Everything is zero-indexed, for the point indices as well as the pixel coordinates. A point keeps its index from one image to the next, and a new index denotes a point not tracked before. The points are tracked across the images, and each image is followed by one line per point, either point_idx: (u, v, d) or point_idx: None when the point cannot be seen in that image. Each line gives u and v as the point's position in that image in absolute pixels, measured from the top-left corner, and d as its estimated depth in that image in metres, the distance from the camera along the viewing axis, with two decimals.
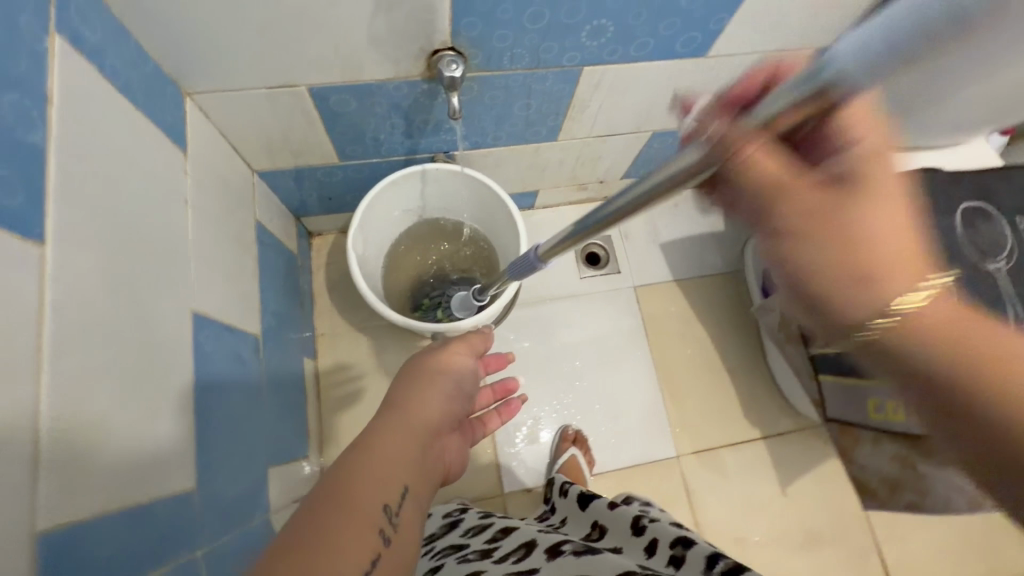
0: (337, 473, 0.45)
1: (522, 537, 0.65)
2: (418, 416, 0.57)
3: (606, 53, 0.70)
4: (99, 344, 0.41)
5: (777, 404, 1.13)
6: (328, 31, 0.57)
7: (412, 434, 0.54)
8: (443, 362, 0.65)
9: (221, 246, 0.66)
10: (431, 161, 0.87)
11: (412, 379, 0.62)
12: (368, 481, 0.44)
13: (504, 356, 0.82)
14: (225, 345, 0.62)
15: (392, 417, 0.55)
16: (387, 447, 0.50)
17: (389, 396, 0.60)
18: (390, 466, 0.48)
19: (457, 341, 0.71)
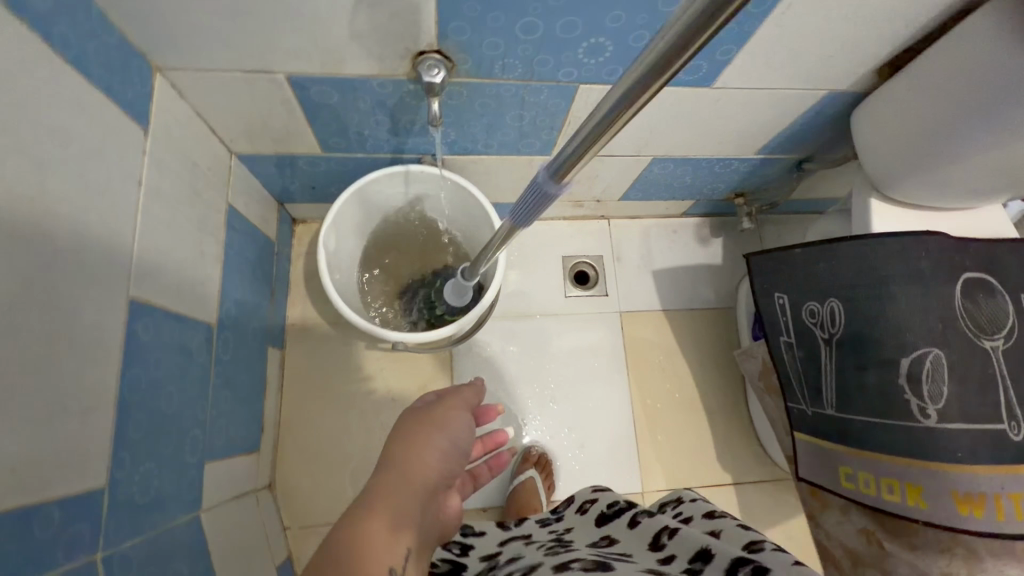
0: (341, 540, 0.47)
1: (531, 559, 0.57)
2: (417, 474, 0.58)
3: (604, 73, 0.66)
4: (0, 334, 0.38)
5: (752, 451, 1.09)
6: (306, 21, 0.54)
7: (412, 493, 0.56)
8: (443, 415, 0.66)
9: (180, 230, 0.64)
10: (417, 162, 0.84)
11: (408, 431, 0.63)
12: (370, 549, 0.47)
13: (495, 411, 0.81)
14: (166, 335, 0.60)
15: (393, 476, 0.56)
16: (388, 509, 0.52)
17: (389, 450, 0.61)
18: (394, 531, 0.50)
19: (453, 395, 0.71)
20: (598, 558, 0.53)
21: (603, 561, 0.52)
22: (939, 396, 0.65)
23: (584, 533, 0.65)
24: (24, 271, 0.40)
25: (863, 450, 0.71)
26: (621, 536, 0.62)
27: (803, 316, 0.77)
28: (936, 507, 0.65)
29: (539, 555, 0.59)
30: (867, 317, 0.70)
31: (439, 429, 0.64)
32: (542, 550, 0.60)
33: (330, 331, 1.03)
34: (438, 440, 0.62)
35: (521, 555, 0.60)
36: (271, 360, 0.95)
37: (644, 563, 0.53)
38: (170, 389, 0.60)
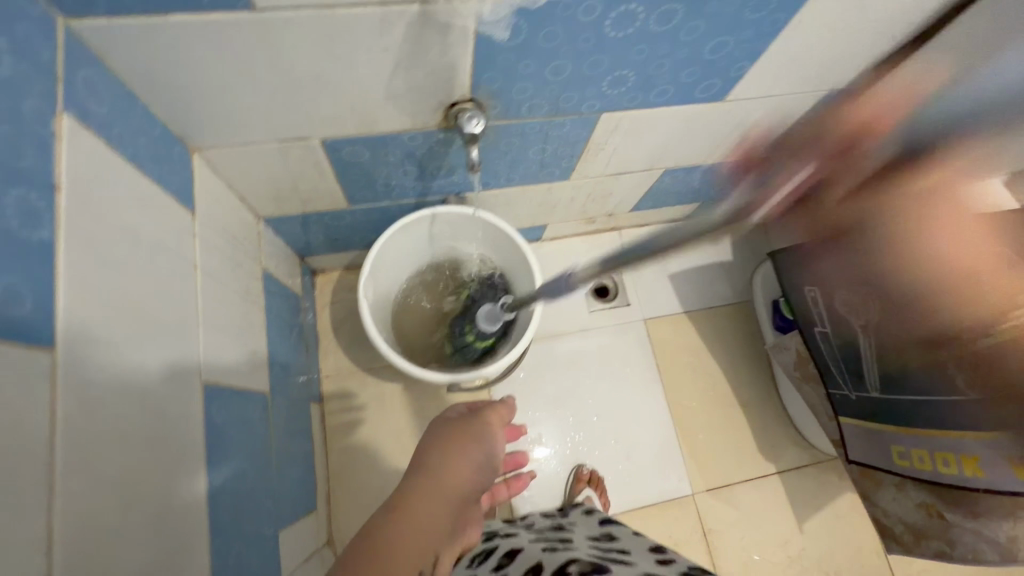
0: (370, 550, 0.44)
1: (531, 557, 0.57)
2: (451, 485, 0.55)
3: (626, 101, 0.68)
4: (112, 445, 0.38)
5: (791, 437, 1.11)
6: (345, 89, 0.55)
7: (445, 506, 0.53)
8: (479, 432, 0.63)
9: (229, 305, 0.63)
10: (441, 203, 0.85)
11: (447, 438, 0.60)
12: (398, 563, 0.44)
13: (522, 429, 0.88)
14: (233, 413, 0.59)
15: (422, 488, 0.53)
16: (419, 521, 0.49)
17: (423, 455, 0.58)
18: (421, 548, 0.47)
19: (490, 409, 0.67)
20: (597, 560, 0.52)
21: (600, 563, 0.51)
22: None
23: (587, 529, 0.69)
24: (121, 376, 0.41)
25: (914, 428, 0.73)
26: (620, 535, 0.65)
27: (836, 306, 0.80)
28: (993, 475, 0.67)
29: (539, 550, 0.59)
30: (901, 301, 0.73)
31: (474, 445, 0.60)
32: (543, 546, 0.60)
33: (365, 378, 1.03)
34: (474, 456, 0.59)
35: (522, 548, 0.61)
36: (313, 416, 0.94)
37: (643, 567, 0.51)
38: (243, 467, 0.60)
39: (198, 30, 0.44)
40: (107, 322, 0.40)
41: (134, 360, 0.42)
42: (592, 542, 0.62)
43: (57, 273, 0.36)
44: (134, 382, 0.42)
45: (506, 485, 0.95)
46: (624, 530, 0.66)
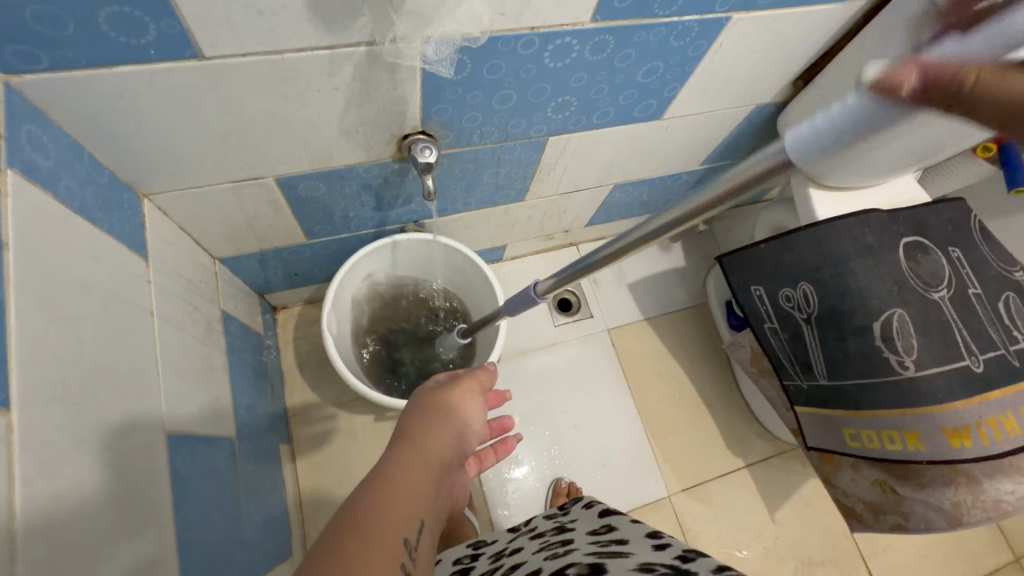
0: (364, 507, 0.45)
1: (532, 563, 0.57)
2: (433, 451, 0.56)
3: (571, 123, 0.72)
4: (73, 505, 0.37)
5: (754, 430, 1.16)
6: (298, 128, 0.56)
7: (430, 469, 0.54)
8: (456, 401, 0.65)
9: (188, 350, 0.62)
10: (401, 232, 0.87)
11: (424, 410, 0.62)
12: (391, 514, 0.45)
13: (503, 393, 0.76)
14: (199, 460, 0.58)
15: (405, 453, 0.54)
16: (406, 481, 0.50)
17: (403, 429, 0.59)
18: (409, 503, 0.48)
19: (468, 377, 0.69)
20: (595, 558, 0.53)
21: (598, 561, 0.51)
22: (912, 347, 0.73)
23: (587, 524, 0.68)
24: (79, 432, 0.40)
25: (860, 412, 0.78)
26: (620, 526, 0.64)
27: (781, 302, 0.85)
28: (934, 446, 0.72)
29: (541, 556, 0.59)
30: (837, 292, 0.79)
31: (451, 415, 0.62)
32: (544, 551, 0.60)
33: (335, 413, 1.01)
34: (450, 424, 0.61)
35: (524, 558, 0.61)
36: (283, 457, 0.92)
37: (639, 558, 0.51)
38: (212, 516, 0.58)
39: (144, 80, 0.45)
40: (64, 378, 0.39)
41: (96, 414, 0.42)
42: (592, 538, 0.61)
43: (8, 332, 0.35)
44: (93, 438, 0.41)
45: (492, 450, 0.86)
46: (623, 520, 0.65)
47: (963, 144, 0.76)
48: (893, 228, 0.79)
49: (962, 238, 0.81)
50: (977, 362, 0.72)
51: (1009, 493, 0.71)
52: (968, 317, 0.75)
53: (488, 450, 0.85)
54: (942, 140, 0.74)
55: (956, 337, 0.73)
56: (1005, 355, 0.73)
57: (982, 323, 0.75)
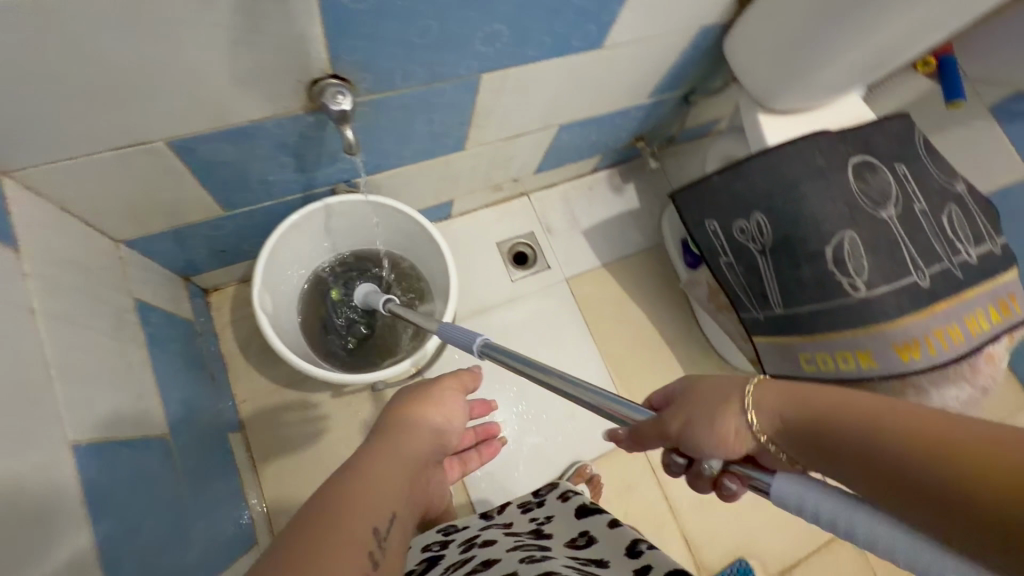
0: (330, 498, 0.42)
1: (505, 567, 0.53)
2: (407, 449, 0.53)
3: (504, 57, 0.65)
4: None
5: (717, 365, 1.18)
6: (179, 79, 0.48)
7: (404, 462, 0.51)
8: (433, 397, 0.62)
9: (93, 348, 0.55)
10: (332, 194, 0.79)
11: (402, 408, 0.59)
12: (356, 503, 0.41)
13: (488, 403, 0.76)
14: (123, 468, 0.52)
15: (376, 451, 0.51)
16: (375, 475, 0.46)
17: (378, 430, 0.56)
18: (377, 495, 0.44)
19: (448, 376, 0.65)
20: None
21: None
22: (863, 269, 0.74)
23: (564, 529, 0.67)
24: None
25: (816, 335, 0.78)
26: (599, 534, 0.62)
27: (736, 235, 0.84)
28: (884, 363, 0.74)
29: (515, 559, 0.55)
30: (789, 220, 0.78)
31: (427, 411, 0.60)
32: (519, 554, 0.56)
33: (287, 395, 0.95)
34: (426, 422, 0.59)
35: (496, 557, 0.58)
36: (234, 447, 0.86)
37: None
38: (147, 524, 0.53)
39: None
40: None
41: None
42: (571, 551, 0.59)
43: None
44: None
45: (476, 454, 0.85)
46: (601, 525, 0.63)
47: (907, 56, 0.74)
48: (841, 150, 0.78)
49: (909, 154, 0.81)
50: (924, 277, 0.74)
51: (953, 400, 0.74)
52: (914, 233, 0.75)
53: (471, 453, 0.84)
54: (886, 53, 0.72)
55: (904, 254, 0.74)
56: (948, 267, 0.75)
57: (928, 238, 0.75)
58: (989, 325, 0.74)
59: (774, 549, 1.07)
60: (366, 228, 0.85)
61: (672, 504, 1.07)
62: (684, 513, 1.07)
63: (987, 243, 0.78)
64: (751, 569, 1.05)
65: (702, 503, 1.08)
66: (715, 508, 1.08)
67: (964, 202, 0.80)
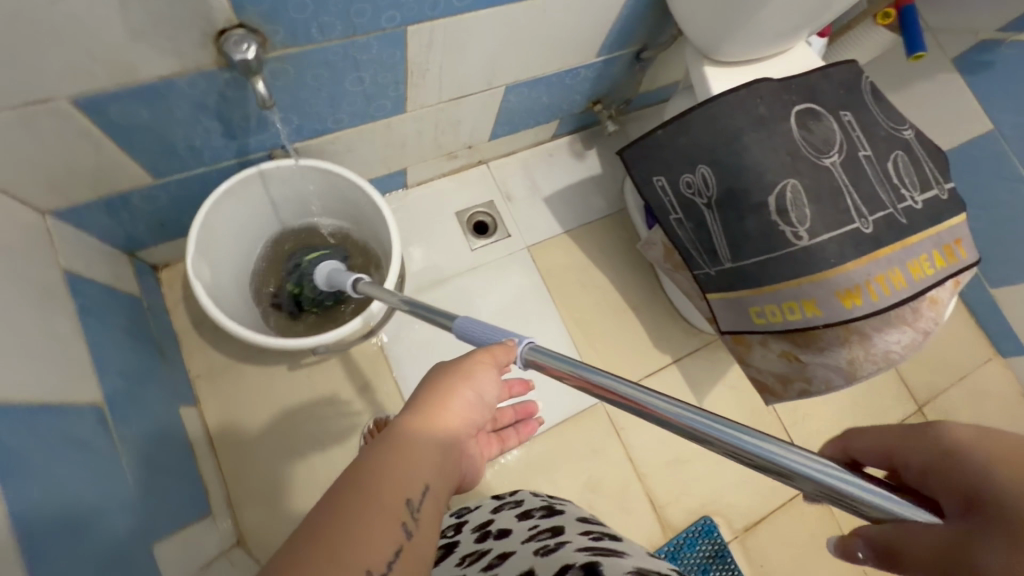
0: (350, 482, 0.37)
1: (522, 562, 0.54)
2: (445, 414, 0.46)
3: (427, 8, 0.63)
4: None
5: (681, 327, 1.18)
6: (69, 29, 0.46)
7: (444, 431, 0.45)
8: (469, 364, 0.50)
9: (8, 313, 0.54)
10: (268, 159, 0.77)
11: (450, 362, 0.51)
12: (383, 486, 0.38)
13: (527, 380, 0.71)
14: (46, 432, 0.52)
15: (413, 419, 0.45)
16: (412, 447, 0.42)
17: (415, 388, 0.49)
18: (409, 475, 0.40)
19: (489, 349, 0.53)
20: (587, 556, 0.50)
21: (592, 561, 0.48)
22: (805, 218, 0.73)
23: (576, 509, 0.68)
24: None
25: (761, 287, 0.77)
26: (609, 517, 0.65)
27: (683, 190, 0.82)
28: (828, 310, 0.73)
29: (529, 550, 0.56)
30: (733, 171, 0.77)
31: (460, 381, 0.49)
32: (534, 543, 0.57)
33: (243, 369, 0.94)
34: (465, 387, 0.49)
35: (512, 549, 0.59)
36: (188, 422, 0.86)
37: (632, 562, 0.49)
38: (75, 487, 0.53)
39: None
40: None
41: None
42: (581, 525, 0.60)
43: None
44: None
45: (515, 430, 0.79)
46: (613, 510, 0.65)
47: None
48: (785, 98, 0.77)
49: (854, 101, 0.79)
50: (866, 224, 0.73)
51: (896, 344, 0.75)
52: (857, 180, 0.75)
53: (509, 429, 0.78)
54: None
55: (846, 201, 0.74)
56: (892, 214, 0.74)
57: (871, 184, 0.75)
58: (932, 270, 0.74)
59: (738, 506, 1.09)
60: (310, 196, 0.84)
61: (636, 466, 1.08)
62: (648, 474, 1.08)
63: (933, 188, 0.77)
64: (715, 527, 1.06)
65: (667, 464, 1.09)
66: (680, 468, 1.09)
67: (910, 147, 0.79)
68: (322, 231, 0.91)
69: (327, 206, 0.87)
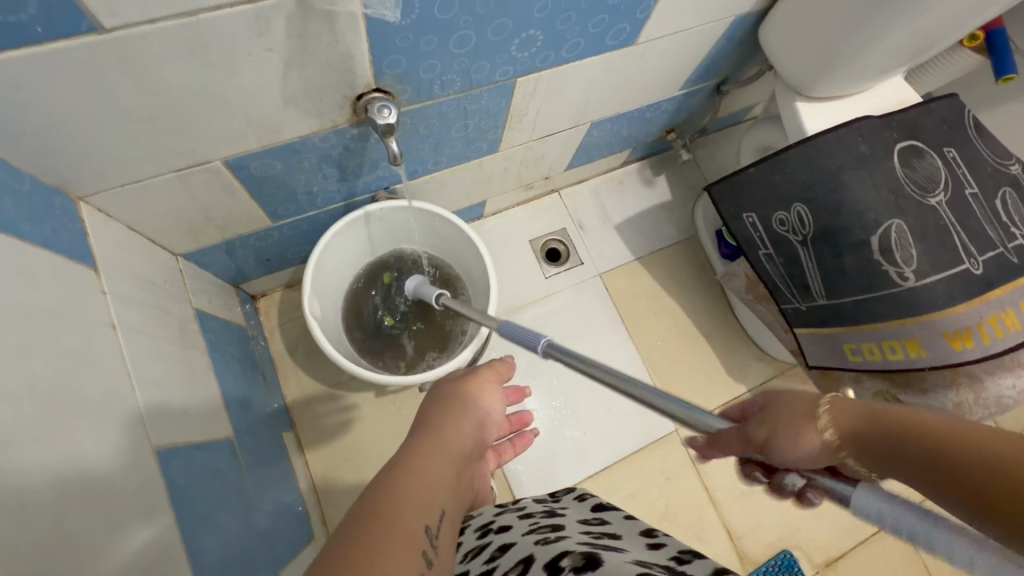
0: (383, 493, 0.40)
1: (521, 550, 0.53)
2: (452, 440, 0.52)
3: (538, 60, 0.65)
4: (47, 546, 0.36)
5: (756, 355, 1.16)
6: (237, 105, 0.51)
7: (449, 459, 0.50)
8: (475, 388, 0.60)
9: (163, 356, 0.59)
10: (372, 201, 0.81)
11: (440, 398, 0.59)
12: (411, 499, 0.40)
13: (522, 390, 0.77)
14: (199, 468, 0.56)
15: (425, 445, 0.49)
16: (427, 469, 0.45)
17: (423, 417, 0.55)
18: (429, 491, 0.43)
19: (485, 367, 0.63)
20: (588, 548, 0.49)
21: (593, 553, 0.47)
22: (911, 258, 0.72)
23: (578, 513, 0.64)
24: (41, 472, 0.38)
25: (859, 325, 0.76)
26: (613, 520, 0.60)
27: (775, 227, 0.82)
28: (934, 351, 0.71)
29: (530, 541, 0.55)
30: (832, 210, 0.76)
31: (466, 408, 0.57)
32: (534, 536, 0.56)
33: (333, 395, 0.98)
34: (469, 414, 0.57)
35: (512, 541, 0.57)
36: (288, 445, 0.90)
37: (637, 553, 0.47)
38: (222, 520, 0.57)
39: (38, 66, 0.39)
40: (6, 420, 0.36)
41: (51, 461, 0.39)
42: (584, 526, 0.58)
43: None
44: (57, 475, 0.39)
45: (511, 445, 0.86)
46: (617, 515, 0.61)
47: (956, 35, 0.72)
48: (884, 136, 0.77)
49: (958, 136, 0.78)
50: (977, 265, 0.71)
51: (1010, 388, 0.72)
52: (965, 219, 0.73)
53: (505, 445, 0.84)
54: (931, 34, 0.70)
55: (954, 241, 0.72)
56: (1003, 254, 0.72)
57: (980, 222, 0.73)
58: None
59: (819, 540, 1.06)
60: (408, 231, 0.88)
61: (712, 496, 1.07)
62: (725, 505, 1.06)
63: None
64: (795, 561, 1.04)
65: (743, 494, 1.07)
66: (756, 498, 1.07)
67: (1019, 183, 0.77)
68: (415, 258, 0.92)
69: (422, 241, 0.90)
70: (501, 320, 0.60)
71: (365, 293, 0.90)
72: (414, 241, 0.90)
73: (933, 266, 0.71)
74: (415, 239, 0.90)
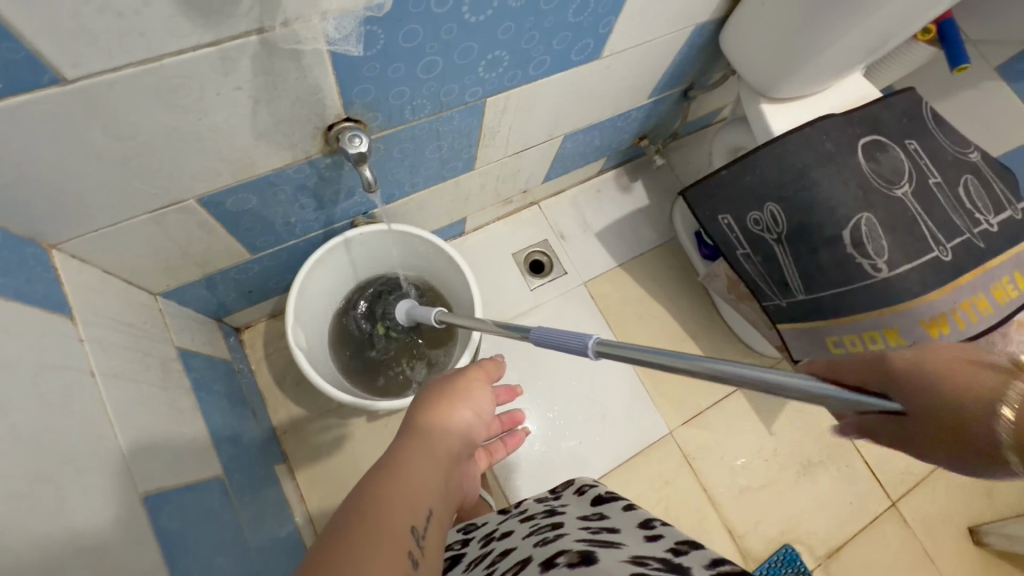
0: (368, 494, 0.39)
1: (521, 553, 0.54)
2: (442, 438, 0.50)
3: (507, 79, 0.66)
4: None
5: (743, 352, 1.17)
6: (209, 143, 0.51)
7: (440, 456, 0.47)
8: (464, 386, 0.57)
9: (147, 399, 0.58)
10: (351, 226, 0.81)
11: (430, 393, 0.56)
12: (395, 500, 0.39)
13: (515, 388, 0.73)
14: (192, 510, 0.56)
15: (414, 443, 0.47)
16: (415, 467, 0.43)
17: (413, 414, 0.53)
18: (416, 489, 0.41)
19: (473, 366, 0.60)
20: (584, 545, 0.49)
21: (589, 550, 0.47)
22: (882, 250, 0.74)
23: (579, 511, 0.63)
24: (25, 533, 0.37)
25: (841, 317, 0.77)
26: (613, 513, 0.59)
27: (750, 226, 0.84)
28: (912, 337, 0.73)
29: (530, 544, 0.55)
30: (803, 206, 0.78)
31: (459, 402, 0.54)
32: (534, 539, 0.56)
33: (324, 423, 0.97)
34: (460, 409, 0.54)
35: (513, 546, 0.57)
36: (281, 478, 0.89)
37: (632, 548, 0.47)
38: (216, 562, 0.56)
39: (3, 121, 0.39)
40: None
41: (39, 521, 0.38)
42: (584, 523, 0.58)
43: None
44: (42, 534, 0.38)
45: (502, 443, 0.82)
46: (616, 507, 0.61)
47: (907, 32, 0.74)
48: (848, 133, 0.79)
49: (917, 128, 0.80)
50: (945, 252, 0.73)
51: None
52: (931, 208, 0.75)
53: (496, 444, 0.81)
54: (882, 32, 0.72)
55: (921, 229, 0.74)
56: (969, 239, 0.74)
57: (944, 210, 0.75)
58: (1016, 292, 0.73)
59: (819, 532, 1.07)
60: (389, 253, 0.88)
61: (711, 496, 1.07)
62: (724, 504, 1.07)
63: (1008, 210, 0.77)
64: (797, 555, 1.05)
65: (741, 492, 1.08)
66: (753, 495, 1.08)
67: (979, 169, 0.79)
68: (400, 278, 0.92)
69: (405, 261, 0.90)
70: (533, 330, 0.59)
71: (348, 318, 0.90)
72: (395, 261, 0.90)
73: (904, 255, 0.73)
74: (396, 257, 0.89)
